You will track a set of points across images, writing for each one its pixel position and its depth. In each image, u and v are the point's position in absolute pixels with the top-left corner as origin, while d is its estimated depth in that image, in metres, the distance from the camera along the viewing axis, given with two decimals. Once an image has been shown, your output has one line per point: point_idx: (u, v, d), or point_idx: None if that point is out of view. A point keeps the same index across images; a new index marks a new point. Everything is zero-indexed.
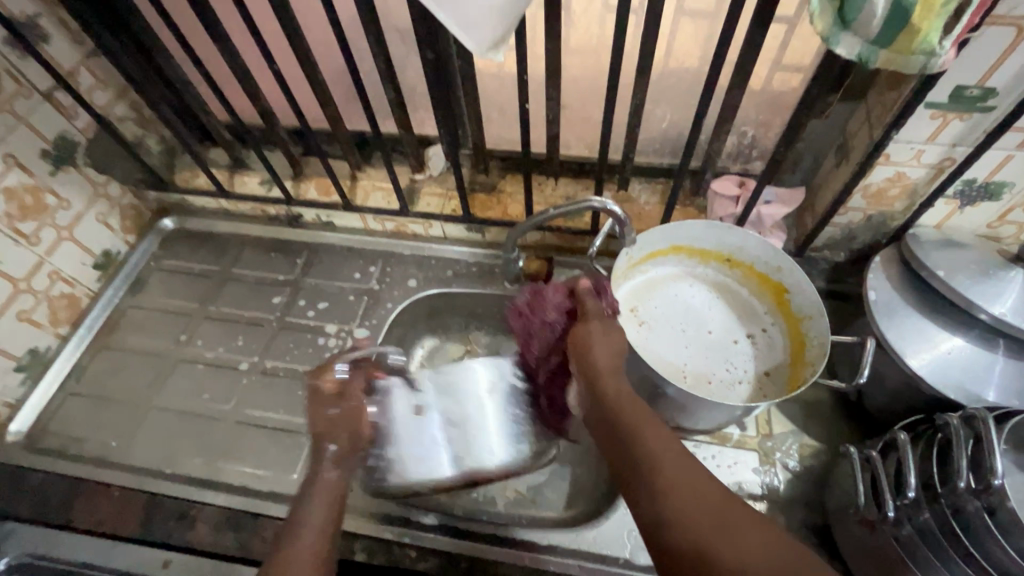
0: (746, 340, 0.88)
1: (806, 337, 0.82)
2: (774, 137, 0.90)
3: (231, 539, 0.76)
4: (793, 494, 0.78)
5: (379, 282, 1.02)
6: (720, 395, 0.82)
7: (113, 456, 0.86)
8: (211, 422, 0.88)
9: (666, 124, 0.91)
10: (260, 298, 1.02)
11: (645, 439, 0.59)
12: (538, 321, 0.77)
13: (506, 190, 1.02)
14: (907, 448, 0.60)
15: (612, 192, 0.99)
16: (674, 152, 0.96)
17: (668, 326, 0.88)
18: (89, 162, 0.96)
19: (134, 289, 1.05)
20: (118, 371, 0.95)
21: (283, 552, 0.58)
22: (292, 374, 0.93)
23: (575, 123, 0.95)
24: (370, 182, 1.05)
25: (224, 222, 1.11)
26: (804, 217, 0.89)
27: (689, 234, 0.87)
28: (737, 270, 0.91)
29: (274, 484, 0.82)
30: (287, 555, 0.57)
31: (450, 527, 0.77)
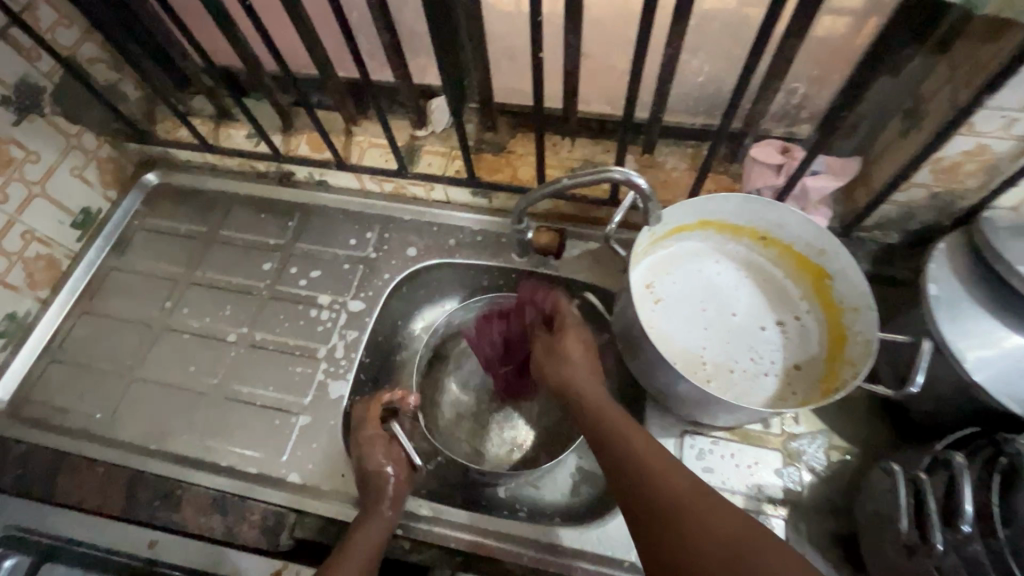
0: (776, 327, 0.79)
1: (847, 329, 0.73)
2: (830, 96, 0.77)
3: (217, 522, 0.73)
4: (818, 500, 0.72)
5: (376, 250, 0.94)
6: (744, 389, 0.75)
7: (97, 429, 0.82)
8: (197, 396, 0.84)
9: (701, 79, 0.79)
10: (249, 263, 0.95)
11: (640, 461, 0.57)
12: (490, 351, 0.87)
13: (516, 151, 0.91)
14: (964, 471, 0.52)
15: (635, 156, 0.89)
16: (708, 111, 0.84)
17: (691, 310, 0.79)
18: (57, 110, 0.87)
19: (117, 250, 0.99)
20: (101, 339, 0.90)
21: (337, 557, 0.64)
22: (282, 348, 0.87)
23: (596, 75, 0.83)
24: (367, 139, 0.95)
25: (210, 178, 1.03)
26: (855, 192, 0.78)
27: (722, 207, 0.77)
28: (773, 249, 0.81)
29: (262, 466, 0.78)
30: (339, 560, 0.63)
31: (445, 520, 0.73)
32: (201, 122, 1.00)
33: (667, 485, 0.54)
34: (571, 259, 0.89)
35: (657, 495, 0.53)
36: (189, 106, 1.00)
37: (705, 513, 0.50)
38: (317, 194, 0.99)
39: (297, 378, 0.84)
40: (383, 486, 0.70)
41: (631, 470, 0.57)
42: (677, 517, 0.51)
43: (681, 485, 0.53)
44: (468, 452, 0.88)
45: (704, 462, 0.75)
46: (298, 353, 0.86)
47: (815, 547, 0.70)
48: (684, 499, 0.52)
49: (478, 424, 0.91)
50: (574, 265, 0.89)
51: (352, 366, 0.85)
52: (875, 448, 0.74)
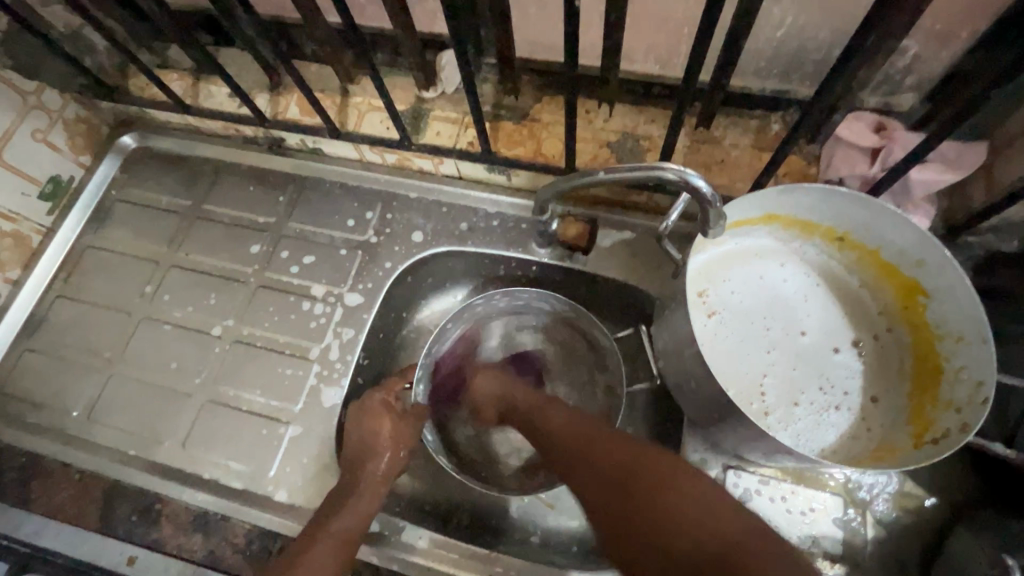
0: (852, 349, 0.66)
1: (945, 362, 0.60)
2: (952, 59, 0.59)
3: (199, 543, 0.68)
4: (882, 558, 0.61)
5: (377, 233, 0.82)
6: (809, 425, 0.63)
7: (73, 429, 0.76)
8: (180, 398, 0.76)
9: (781, 33, 0.62)
10: (235, 245, 0.84)
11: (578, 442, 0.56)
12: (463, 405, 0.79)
13: (542, 119, 0.76)
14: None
15: (687, 130, 0.72)
16: (785, 74, 0.67)
17: (750, 325, 0.66)
18: (8, 64, 0.75)
19: (94, 223, 0.88)
20: (77, 326, 0.82)
21: (322, 524, 0.60)
22: (271, 346, 0.77)
23: (644, 26, 0.66)
24: (366, 100, 0.81)
25: (192, 142, 0.90)
26: (970, 185, 0.62)
27: (798, 203, 0.62)
28: (852, 253, 0.66)
29: (248, 480, 0.71)
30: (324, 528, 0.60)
31: (444, 555, 0.65)
32: (179, 78, 0.87)
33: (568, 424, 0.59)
34: (601, 253, 0.75)
35: (557, 431, 0.59)
36: (165, 58, 0.87)
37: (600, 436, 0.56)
38: (310, 165, 0.86)
39: (287, 381, 0.75)
40: (376, 456, 0.66)
41: (541, 419, 0.62)
42: (580, 449, 0.56)
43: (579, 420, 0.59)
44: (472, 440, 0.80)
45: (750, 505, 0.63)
46: (288, 353, 0.77)
47: None
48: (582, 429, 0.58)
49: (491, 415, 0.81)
50: (606, 260, 0.75)
51: (347, 369, 0.75)
52: (961, 500, 0.62)
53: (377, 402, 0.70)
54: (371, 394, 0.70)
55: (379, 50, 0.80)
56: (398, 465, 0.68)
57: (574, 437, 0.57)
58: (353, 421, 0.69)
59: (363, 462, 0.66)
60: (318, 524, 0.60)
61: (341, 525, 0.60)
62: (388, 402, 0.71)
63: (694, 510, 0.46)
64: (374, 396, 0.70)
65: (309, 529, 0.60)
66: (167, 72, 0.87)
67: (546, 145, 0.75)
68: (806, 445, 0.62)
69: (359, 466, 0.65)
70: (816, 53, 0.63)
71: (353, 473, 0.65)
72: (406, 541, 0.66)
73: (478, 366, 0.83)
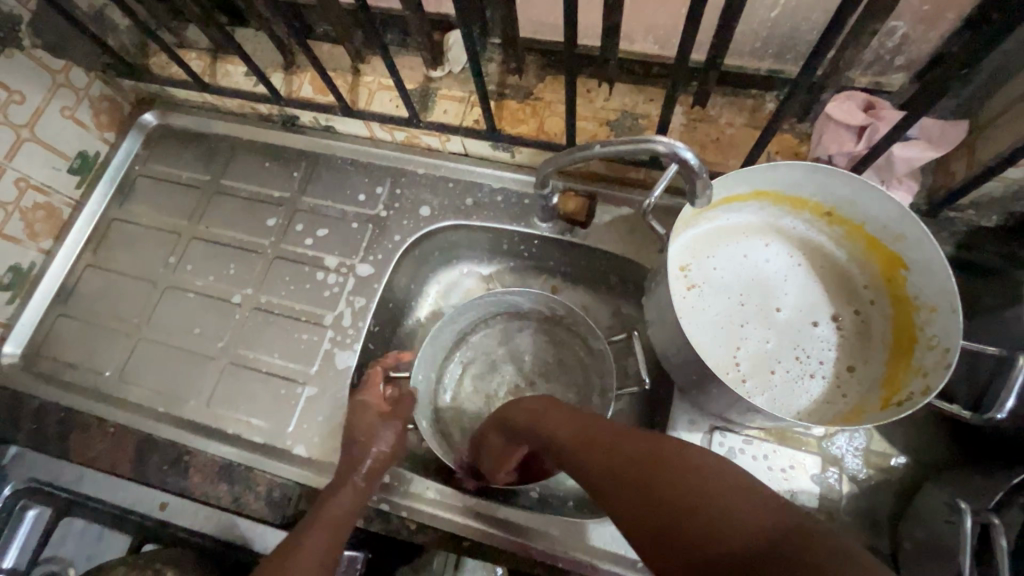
0: (829, 323, 0.70)
1: (918, 332, 0.64)
2: (938, 39, 0.61)
3: (225, 491, 0.73)
4: (857, 510, 0.65)
5: (386, 208, 0.86)
6: (784, 390, 0.67)
7: (108, 387, 0.82)
8: (203, 360, 0.81)
9: (774, 15, 0.64)
10: (252, 219, 0.88)
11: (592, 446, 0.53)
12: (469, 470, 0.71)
13: (545, 98, 0.79)
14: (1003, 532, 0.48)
15: (684, 109, 0.75)
16: (779, 55, 0.69)
17: (727, 299, 0.70)
18: (38, 44, 0.78)
19: (119, 197, 0.93)
20: (107, 294, 0.87)
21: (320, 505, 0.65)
22: (288, 313, 0.82)
23: (643, 7, 0.68)
24: (376, 79, 0.84)
25: (210, 120, 0.94)
26: (952, 162, 0.65)
27: (784, 178, 0.65)
28: (838, 229, 0.70)
29: (269, 436, 0.76)
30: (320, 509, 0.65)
31: (449, 504, 0.71)
32: (197, 57, 0.90)
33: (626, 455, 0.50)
34: (600, 227, 0.79)
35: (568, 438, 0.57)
36: (183, 38, 0.90)
37: (663, 471, 0.46)
38: (324, 142, 0.90)
39: (303, 346, 0.80)
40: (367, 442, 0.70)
41: (592, 450, 0.53)
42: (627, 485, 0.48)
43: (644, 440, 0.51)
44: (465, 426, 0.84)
45: (734, 462, 0.68)
46: (303, 320, 0.82)
47: None
48: (645, 460, 0.48)
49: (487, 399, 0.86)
50: (604, 234, 0.79)
51: (359, 336, 0.80)
52: (927, 459, 0.66)
53: (365, 402, 0.73)
54: (357, 394, 0.74)
55: (388, 31, 0.83)
56: (388, 461, 0.71)
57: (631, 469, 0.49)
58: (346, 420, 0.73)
59: (357, 447, 0.69)
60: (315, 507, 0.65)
61: (338, 503, 0.65)
62: (376, 404, 0.73)
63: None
64: (359, 397, 0.74)
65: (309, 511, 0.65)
66: (185, 51, 0.90)
67: (547, 123, 0.78)
68: (781, 405, 0.66)
69: (352, 450, 0.69)
70: (809, 34, 0.66)
71: (349, 456, 0.69)
72: (412, 490, 0.72)
73: (477, 364, 0.87)
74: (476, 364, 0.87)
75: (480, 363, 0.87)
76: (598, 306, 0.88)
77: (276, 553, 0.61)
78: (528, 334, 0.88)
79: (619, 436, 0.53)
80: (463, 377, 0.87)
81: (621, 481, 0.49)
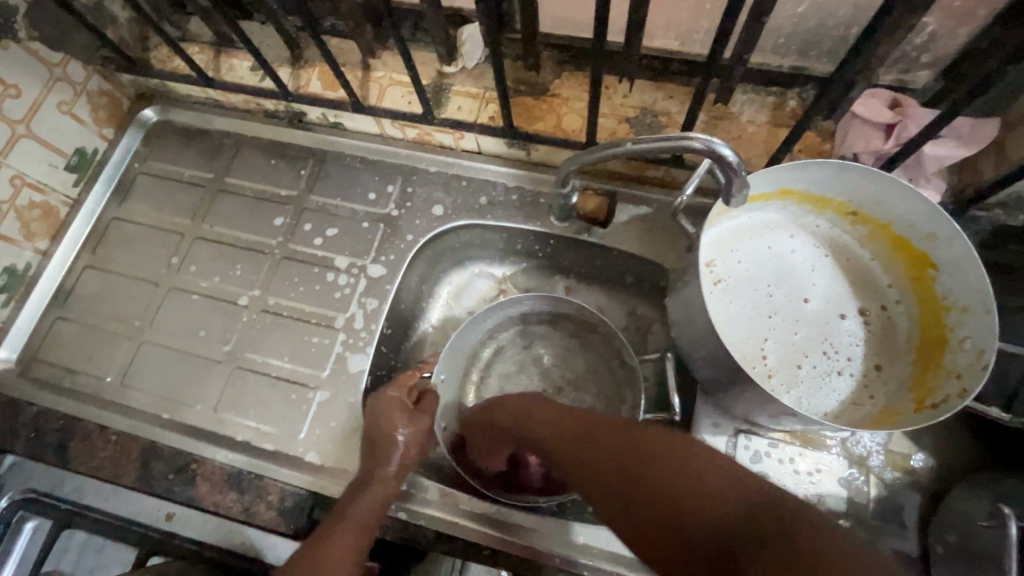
0: (856, 318, 0.69)
1: (948, 332, 0.63)
2: (968, 36, 0.60)
3: (234, 500, 0.70)
4: (885, 513, 0.64)
5: (398, 207, 0.83)
6: (811, 387, 0.66)
7: (108, 393, 0.79)
8: (209, 364, 0.79)
9: (802, 11, 0.63)
10: (259, 218, 0.85)
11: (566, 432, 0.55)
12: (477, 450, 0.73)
13: (562, 95, 0.78)
14: None
15: (705, 106, 0.74)
16: (803, 52, 0.68)
17: (755, 294, 0.68)
18: (34, 35, 0.75)
19: (118, 195, 0.90)
20: (106, 297, 0.84)
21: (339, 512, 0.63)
22: (297, 315, 0.80)
23: (667, 2, 0.67)
24: (387, 74, 0.82)
25: (213, 116, 0.91)
26: (980, 160, 0.64)
27: (810, 177, 0.64)
28: (863, 226, 0.69)
29: (279, 442, 0.74)
30: (338, 517, 0.62)
31: (468, 511, 0.68)
32: (200, 51, 0.87)
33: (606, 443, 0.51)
34: (619, 227, 0.77)
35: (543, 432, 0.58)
36: (185, 31, 0.87)
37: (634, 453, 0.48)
38: (332, 139, 0.88)
39: (314, 349, 0.78)
40: (390, 452, 0.67)
41: (570, 442, 0.54)
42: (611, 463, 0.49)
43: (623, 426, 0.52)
44: None
45: (760, 466, 0.67)
46: (314, 322, 0.79)
47: None
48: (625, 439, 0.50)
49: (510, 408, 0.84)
50: (624, 234, 0.77)
51: (372, 338, 0.78)
52: (953, 461, 0.66)
53: (391, 399, 0.71)
54: (384, 390, 0.71)
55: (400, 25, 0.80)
56: (414, 457, 0.70)
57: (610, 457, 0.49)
58: (368, 415, 0.70)
59: (379, 458, 0.67)
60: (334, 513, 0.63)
61: (356, 511, 0.63)
62: (403, 400, 0.71)
63: (777, 544, 0.36)
64: (387, 393, 0.71)
65: (327, 518, 0.63)
66: (187, 45, 0.87)
67: (566, 120, 0.77)
68: (809, 404, 0.65)
69: (375, 460, 0.67)
70: (836, 30, 0.64)
71: (370, 466, 0.66)
72: (429, 497, 0.70)
73: (504, 364, 0.85)
74: (503, 364, 0.85)
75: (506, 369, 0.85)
76: (613, 308, 0.86)
77: (298, 556, 0.59)
78: (555, 339, 0.85)
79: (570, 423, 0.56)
80: (490, 376, 0.85)
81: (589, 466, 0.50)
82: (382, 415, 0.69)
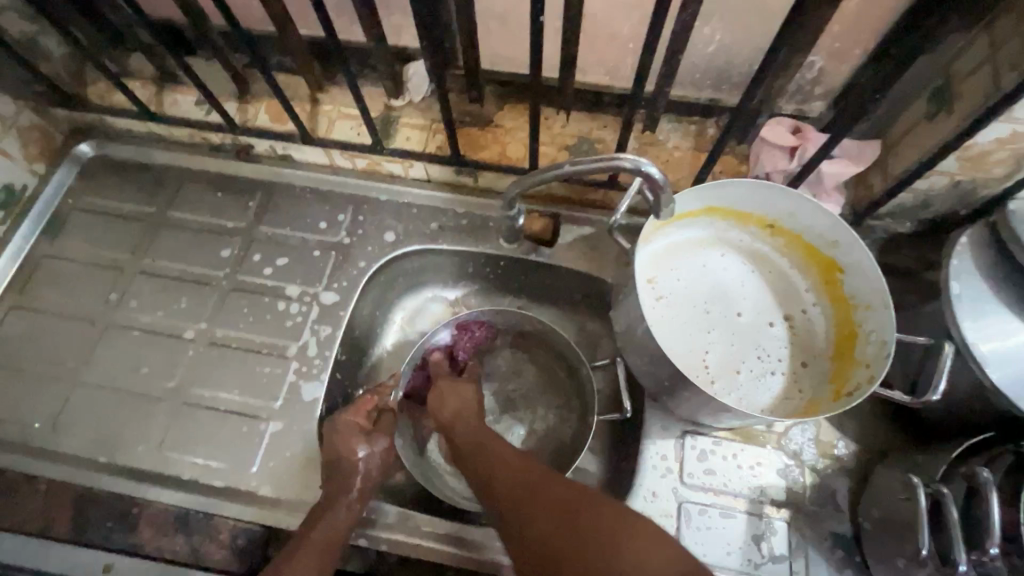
0: (782, 322, 0.76)
1: (858, 328, 0.71)
2: (849, 72, 0.70)
3: (181, 542, 0.69)
4: (820, 498, 0.70)
5: (349, 235, 0.85)
6: (749, 387, 0.71)
7: (36, 440, 0.73)
8: (150, 402, 0.75)
9: (713, 49, 0.71)
10: (204, 250, 0.84)
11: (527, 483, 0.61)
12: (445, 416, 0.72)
13: (505, 125, 0.83)
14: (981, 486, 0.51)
15: (635, 133, 0.81)
16: (717, 85, 0.77)
17: (691, 304, 0.74)
18: None
19: (49, 232, 0.86)
20: (34, 338, 0.79)
21: (303, 536, 0.64)
22: (247, 346, 0.78)
23: (597, 42, 0.74)
24: (335, 107, 0.84)
25: (154, 150, 0.90)
26: (870, 177, 0.74)
27: (730, 195, 0.71)
28: (780, 238, 0.76)
29: (228, 478, 0.71)
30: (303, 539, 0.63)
31: (430, 532, 0.68)
32: (141, 86, 0.87)
33: (576, 522, 0.55)
34: (565, 247, 0.82)
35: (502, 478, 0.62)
36: (125, 66, 0.87)
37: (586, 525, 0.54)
38: (279, 170, 0.88)
39: (265, 380, 0.76)
40: (350, 476, 0.67)
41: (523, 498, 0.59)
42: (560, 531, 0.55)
43: (563, 494, 0.58)
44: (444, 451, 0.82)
45: (706, 464, 0.71)
46: (265, 352, 0.78)
47: (819, 551, 0.67)
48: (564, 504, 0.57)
49: None
50: (569, 253, 0.82)
51: (326, 365, 0.77)
52: (874, 445, 0.72)
53: (347, 424, 0.71)
54: (340, 415, 0.71)
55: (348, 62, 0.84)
56: (375, 478, 0.70)
57: (573, 538, 0.54)
58: (324, 440, 0.70)
59: (339, 486, 0.67)
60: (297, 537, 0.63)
61: (321, 533, 0.64)
62: (359, 423, 0.71)
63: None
64: (343, 417, 0.71)
65: (291, 542, 0.63)
66: (128, 80, 0.87)
67: (511, 147, 0.82)
68: (748, 404, 0.70)
69: (337, 485, 0.67)
70: (741, 67, 0.73)
71: (331, 494, 0.66)
72: (387, 521, 0.69)
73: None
74: None
75: None
76: (564, 324, 0.90)
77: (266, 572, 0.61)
78: (507, 354, 0.87)
79: (522, 479, 0.61)
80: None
81: (549, 519, 0.56)
82: (336, 441, 0.69)
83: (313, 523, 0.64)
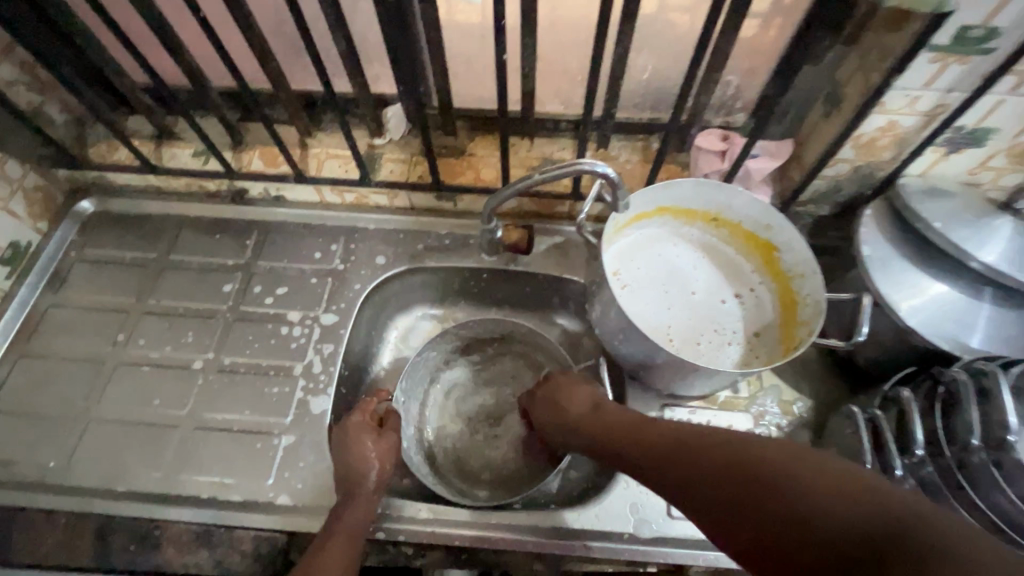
0: (734, 299, 0.87)
1: (797, 296, 0.82)
2: (760, 87, 0.85)
3: (206, 557, 0.71)
4: None
5: (343, 261, 0.92)
6: (711, 357, 0.81)
7: (52, 477, 0.76)
8: (164, 430, 0.79)
9: (648, 75, 0.85)
10: (207, 287, 0.90)
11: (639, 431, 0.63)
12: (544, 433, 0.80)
13: (477, 153, 0.93)
14: (909, 405, 0.62)
15: (591, 151, 0.93)
16: (655, 106, 0.90)
17: (654, 291, 0.84)
18: None
19: (54, 284, 0.91)
20: (44, 383, 0.83)
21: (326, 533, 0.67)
22: (254, 369, 0.84)
23: (551, 76, 0.87)
24: (323, 149, 0.94)
25: (153, 201, 0.97)
26: (790, 171, 0.87)
27: (677, 195, 0.83)
28: (724, 229, 0.88)
29: (245, 492, 0.75)
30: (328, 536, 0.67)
31: (445, 519, 0.73)
32: (141, 144, 0.94)
33: (694, 451, 0.54)
34: (540, 255, 0.92)
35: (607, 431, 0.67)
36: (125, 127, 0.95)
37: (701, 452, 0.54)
38: (273, 210, 0.97)
39: (274, 399, 0.81)
40: (366, 474, 0.72)
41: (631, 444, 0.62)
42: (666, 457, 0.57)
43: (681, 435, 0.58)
44: (447, 453, 0.89)
45: None
46: (272, 374, 0.83)
47: None
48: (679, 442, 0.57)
49: (467, 429, 0.91)
50: (545, 260, 0.92)
51: (332, 380, 0.83)
52: (825, 398, 0.83)
53: (356, 424, 0.76)
54: (348, 417, 0.77)
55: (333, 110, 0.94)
56: (389, 473, 0.75)
57: (684, 453, 0.55)
58: (336, 445, 0.75)
59: (354, 484, 0.71)
60: (321, 536, 0.67)
61: (345, 526, 0.67)
62: (368, 423, 0.77)
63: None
64: (352, 419, 0.76)
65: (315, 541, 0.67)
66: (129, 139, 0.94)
67: (483, 171, 0.92)
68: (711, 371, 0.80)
69: (353, 485, 0.71)
70: (673, 89, 0.87)
71: (348, 492, 0.70)
72: (403, 514, 0.74)
73: (450, 393, 0.93)
74: (454, 389, 0.94)
75: (456, 394, 0.93)
76: (545, 327, 0.99)
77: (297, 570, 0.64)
78: (491, 363, 0.95)
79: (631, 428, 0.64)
80: (437, 406, 0.92)
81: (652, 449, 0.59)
82: (347, 445, 0.74)
83: (335, 519, 0.68)
